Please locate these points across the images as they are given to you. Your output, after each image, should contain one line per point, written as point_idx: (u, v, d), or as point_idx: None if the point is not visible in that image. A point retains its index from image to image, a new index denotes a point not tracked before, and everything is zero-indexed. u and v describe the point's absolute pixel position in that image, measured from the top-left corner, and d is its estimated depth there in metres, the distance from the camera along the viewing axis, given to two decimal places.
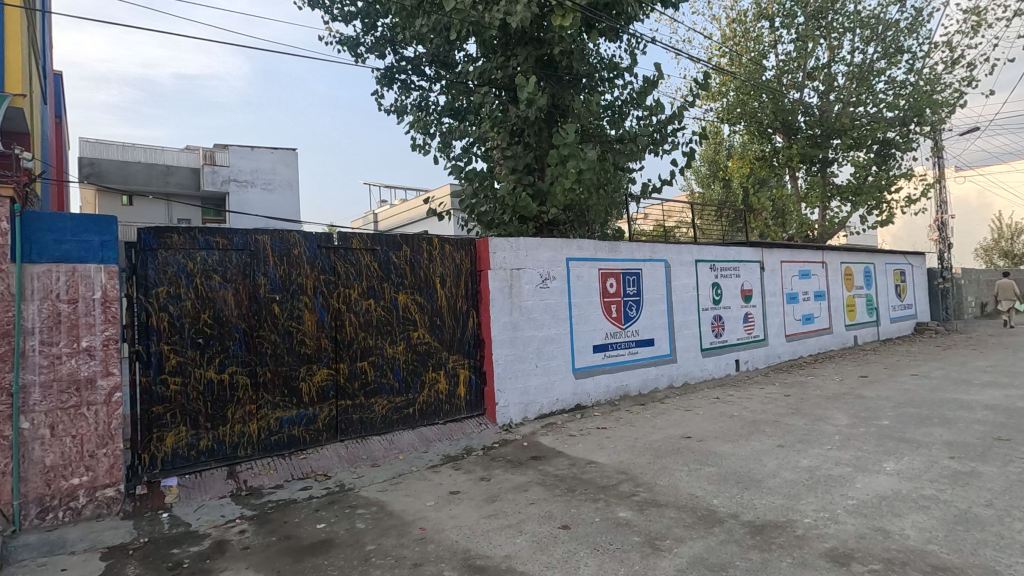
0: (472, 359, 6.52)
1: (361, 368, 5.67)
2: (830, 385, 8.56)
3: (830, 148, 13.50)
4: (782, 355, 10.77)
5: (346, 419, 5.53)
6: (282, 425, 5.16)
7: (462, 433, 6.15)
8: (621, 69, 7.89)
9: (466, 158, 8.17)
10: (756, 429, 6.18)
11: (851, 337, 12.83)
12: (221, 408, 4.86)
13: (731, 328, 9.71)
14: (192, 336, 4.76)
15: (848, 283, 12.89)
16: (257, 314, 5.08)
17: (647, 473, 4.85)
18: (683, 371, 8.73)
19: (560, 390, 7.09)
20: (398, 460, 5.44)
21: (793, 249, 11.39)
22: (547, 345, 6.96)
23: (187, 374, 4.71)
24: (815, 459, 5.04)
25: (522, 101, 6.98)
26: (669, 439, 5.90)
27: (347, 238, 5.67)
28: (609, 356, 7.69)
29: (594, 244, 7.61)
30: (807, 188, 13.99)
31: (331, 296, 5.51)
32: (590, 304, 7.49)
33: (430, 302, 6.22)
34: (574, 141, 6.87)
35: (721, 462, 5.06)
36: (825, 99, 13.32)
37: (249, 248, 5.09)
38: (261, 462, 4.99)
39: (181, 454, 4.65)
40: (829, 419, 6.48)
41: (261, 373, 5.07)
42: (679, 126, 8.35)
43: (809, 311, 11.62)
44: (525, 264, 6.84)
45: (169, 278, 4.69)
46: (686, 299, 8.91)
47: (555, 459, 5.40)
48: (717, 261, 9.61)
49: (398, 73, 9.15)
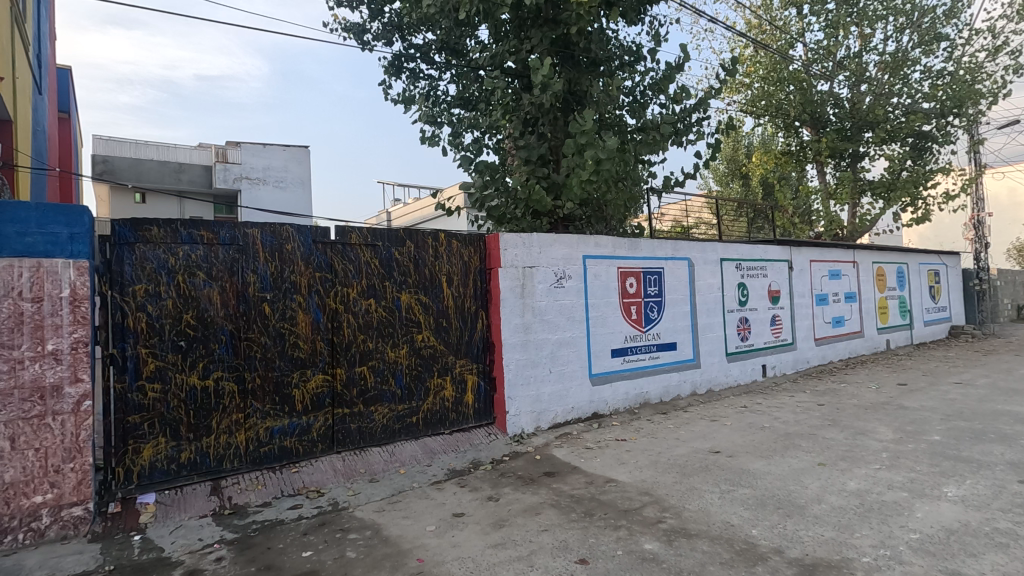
0: (480, 364, 6.05)
1: (359, 373, 5.23)
2: (865, 394, 7.95)
3: (861, 142, 12.78)
4: (811, 360, 10.16)
5: (343, 429, 5.10)
6: (272, 435, 4.74)
7: (470, 443, 5.69)
8: (642, 54, 7.37)
9: (476, 149, 7.72)
10: (792, 443, 5.63)
11: (883, 340, 12.14)
12: (205, 417, 4.44)
13: (758, 331, 9.14)
14: (173, 339, 4.34)
15: (880, 284, 12.22)
16: (246, 314, 4.66)
17: (674, 495, 4.34)
18: (707, 378, 8.19)
19: (576, 398, 6.59)
20: (398, 475, 4.99)
21: (823, 248, 10.76)
22: (561, 349, 6.47)
23: (167, 380, 4.30)
24: (863, 482, 4.48)
25: (536, 86, 6.50)
26: (696, 454, 5.38)
27: (345, 232, 5.22)
28: (628, 361, 7.17)
29: (613, 240, 7.11)
30: (836, 184, 13.28)
31: (327, 295, 5.07)
32: (608, 305, 6.99)
33: (435, 302, 5.76)
34: (592, 128, 6.39)
35: (757, 483, 4.53)
36: (856, 90, 12.61)
37: (237, 243, 4.67)
38: (249, 476, 4.57)
39: (159, 468, 4.24)
40: (872, 433, 5.90)
41: (250, 379, 4.65)
42: (704, 115, 7.82)
43: (839, 313, 10.98)
44: (539, 262, 6.36)
45: (148, 275, 4.28)
46: (711, 300, 8.35)
47: (570, 476, 4.91)
48: (743, 260, 9.04)
49: (407, 62, 8.72)
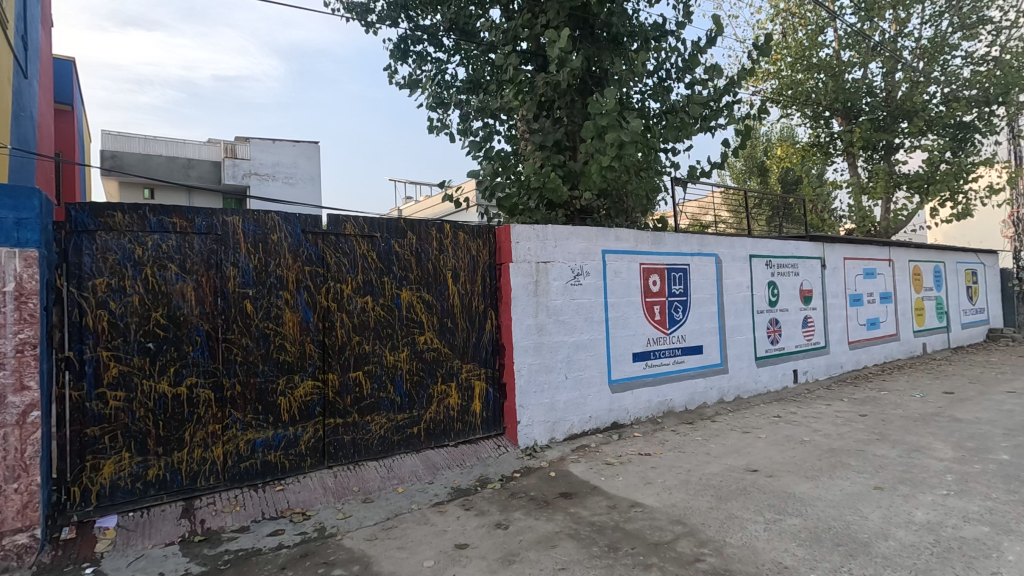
0: (490, 368, 5.49)
1: (354, 379, 4.69)
2: (911, 403, 7.26)
3: (897, 133, 12.01)
4: (845, 365, 9.46)
5: (336, 441, 4.57)
6: (254, 448, 4.22)
7: (476, 457, 5.13)
8: (667, 30, 6.73)
9: (487, 134, 7.15)
10: (839, 462, 5.00)
11: (920, 344, 11.39)
12: (176, 429, 3.93)
13: (790, 333, 8.49)
14: (139, 341, 3.82)
15: (916, 283, 11.48)
16: (225, 312, 4.13)
17: (711, 525, 3.74)
18: (735, 384, 7.55)
19: (594, 407, 6.00)
20: (396, 494, 4.44)
21: (857, 245, 10.06)
22: (578, 353, 5.88)
23: (131, 387, 3.78)
24: (932, 512, 3.86)
25: (552, 63, 5.92)
26: (731, 473, 4.76)
27: (339, 222, 4.67)
28: (651, 366, 6.57)
29: (634, 234, 6.50)
30: (869, 178, 12.50)
31: (318, 292, 4.54)
32: (630, 305, 6.39)
33: (439, 300, 5.20)
34: (614, 108, 5.77)
35: (807, 511, 3.92)
36: (890, 78, 11.91)
37: (214, 232, 4.14)
38: (226, 495, 4.04)
39: (122, 487, 3.73)
40: (929, 450, 5.24)
41: (228, 386, 4.12)
42: (734, 99, 7.19)
43: (874, 315, 10.26)
44: (554, 257, 5.78)
45: (110, 267, 3.76)
46: (740, 300, 7.72)
47: (589, 498, 4.32)
48: (774, 257, 8.39)
49: (413, 45, 8.18)
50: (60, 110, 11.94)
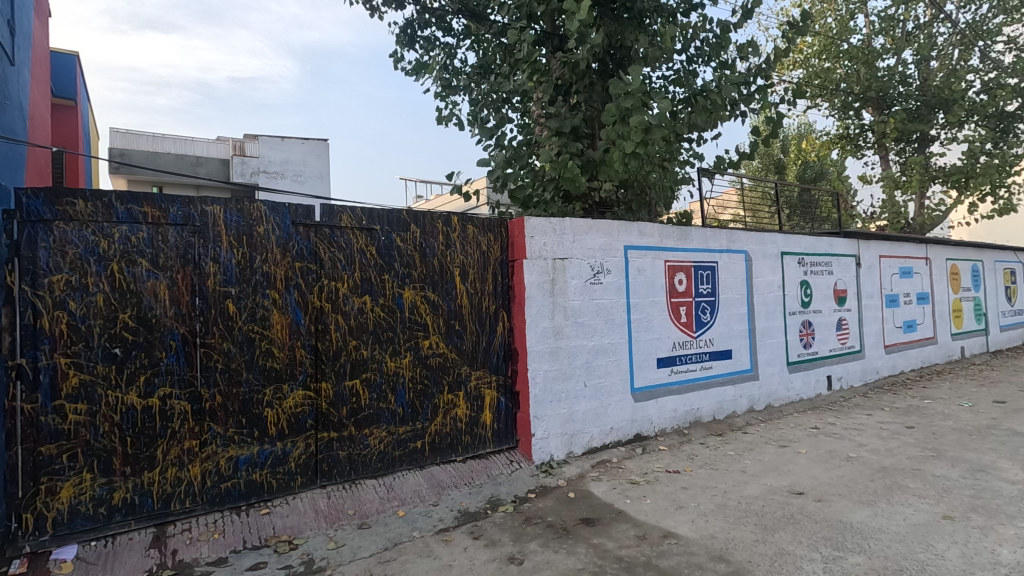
0: (501, 376, 4.98)
1: (351, 389, 4.20)
2: (961, 415, 6.64)
3: (933, 123, 11.32)
4: (881, 370, 8.84)
5: (330, 458, 4.10)
6: (237, 467, 3.75)
7: (487, 474, 4.63)
8: (695, 5, 6.17)
9: (499, 120, 6.64)
10: (895, 483, 4.43)
11: (958, 348, 10.71)
12: (147, 445, 3.46)
13: (824, 336, 7.90)
14: (104, 346, 3.37)
15: (954, 283, 10.80)
16: (203, 314, 3.67)
17: (760, 564, 3.21)
18: (766, 392, 6.98)
19: (615, 417, 5.47)
20: (396, 518, 3.94)
21: (893, 242, 9.43)
22: (598, 358, 5.36)
23: (94, 399, 3.32)
24: (1020, 550, 3.29)
25: (571, 40, 5.40)
26: (774, 496, 4.21)
27: (334, 213, 4.19)
28: (677, 372, 6.03)
29: (659, 228, 5.97)
30: (901, 172, 11.84)
31: (310, 291, 4.06)
32: (654, 306, 5.85)
33: (446, 300, 4.70)
34: (639, 89, 5.26)
35: (870, 547, 3.37)
36: (924, 67, 11.28)
37: (192, 223, 3.67)
38: (204, 520, 3.58)
39: (83, 513, 3.27)
40: (995, 471, 4.65)
41: (207, 397, 3.66)
42: (768, 83, 6.62)
43: (911, 316, 9.62)
44: (573, 254, 5.27)
45: (70, 262, 3.30)
46: (771, 300, 7.15)
47: (614, 526, 3.80)
48: (806, 254, 7.80)
49: (420, 30, 7.70)
50: (61, 104, 11.58)
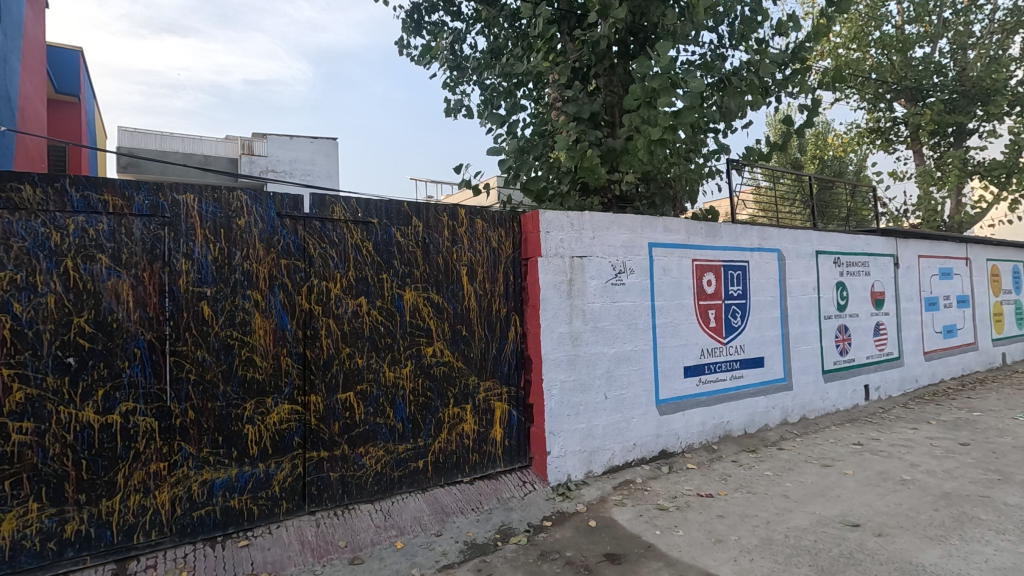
0: (513, 387, 4.48)
1: (343, 402, 3.72)
2: (1019, 430, 6.04)
3: (971, 115, 10.68)
4: (920, 378, 8.22)
5: (320, 480, 3.62)
6: (212, 492, 3.29)
7: (496, 498, 4.13)
8: None
9: (511, 108, 6.16)
10: (964, 514, 3.86)
11: (999, 355, 10.04)
12: (105, 469, 3.01)
13: (860, 342, 7.31)
14: (54, 355, 2.92)
15: (995, 286, 10.14)
16: (174, 317, 3.21)
17: None
18: (801, 402, 6.42)
19: (638, 432, 4.95)
20: (393, 551, 3.46)
21: (931, 241, 8.81)
22: (619, 368, 4.84)
23: (43, 416, 2.87)
24: None
25: (591, 15, 4.90)
26: (826, 529, 3.67)
27: (324, 204, 3.72)
28: (705, 382, 5.49)
29: (686, 224, 5.44)
30: (937, 167, 11.19)
31: (298, 291, 3.59)
32: (681, 309, 5.33)
33: (451, 302, 4.21)
34: (668, 68, 4.76)
35: None
36: (961, 56, 10.66)
37: (161, 214, 3.21)
38: (173, 555, 3.13)
39: (28, 549, 2.83)
40: None
41: (178, 413, 3.19)
42: (806, 65, 6.06)
43: (951, 321, 8.99)
44: (592, 251, 4.75)
45: (15, 257, 2.86)
46: (806, 303, 6.58)
47: (643, 565, 3.29)
48: (842, 254, 7.23)
49: (426, 16, 7.24)
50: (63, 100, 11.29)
